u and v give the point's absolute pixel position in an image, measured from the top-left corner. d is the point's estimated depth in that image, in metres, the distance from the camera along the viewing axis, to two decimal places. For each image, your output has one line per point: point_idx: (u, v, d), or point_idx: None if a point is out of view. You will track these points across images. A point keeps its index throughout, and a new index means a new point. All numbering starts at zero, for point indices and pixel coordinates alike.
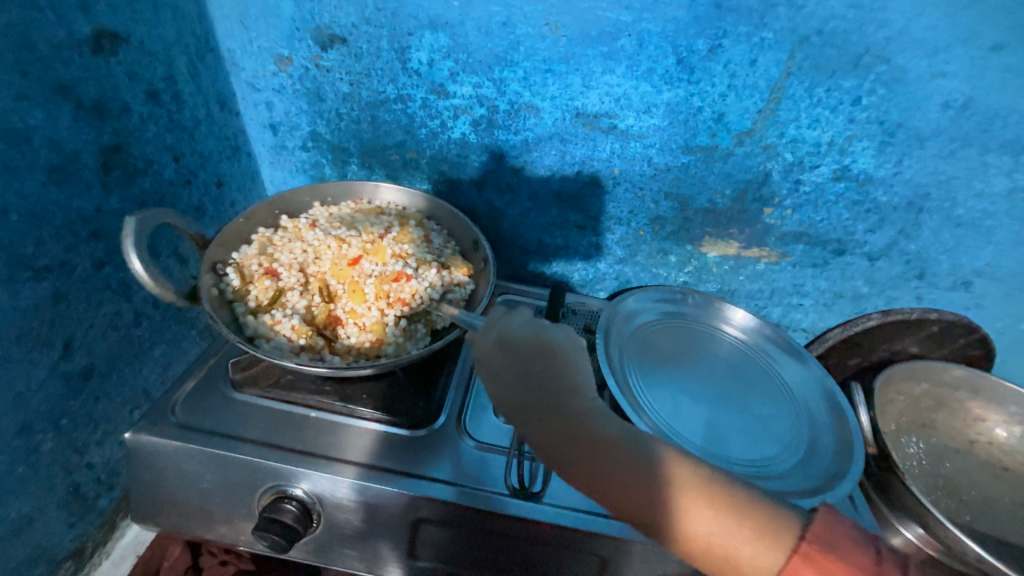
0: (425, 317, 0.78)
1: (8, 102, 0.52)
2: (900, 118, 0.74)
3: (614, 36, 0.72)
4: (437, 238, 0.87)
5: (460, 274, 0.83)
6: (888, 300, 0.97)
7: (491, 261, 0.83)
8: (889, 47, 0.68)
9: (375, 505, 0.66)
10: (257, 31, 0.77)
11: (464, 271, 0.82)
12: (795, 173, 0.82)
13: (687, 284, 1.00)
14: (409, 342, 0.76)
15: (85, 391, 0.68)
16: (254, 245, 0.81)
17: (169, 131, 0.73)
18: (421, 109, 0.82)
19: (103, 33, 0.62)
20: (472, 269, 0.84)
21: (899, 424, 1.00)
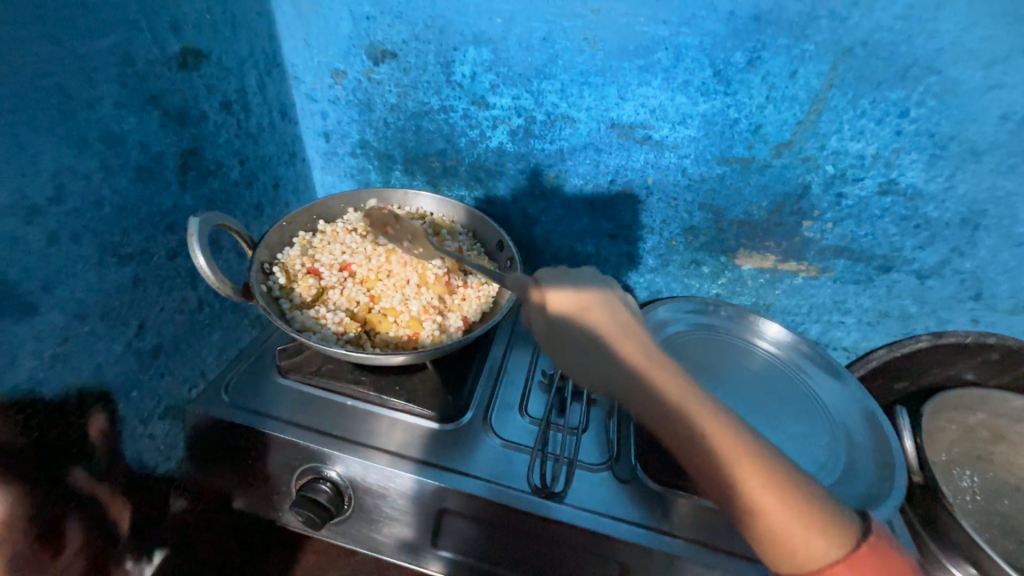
0: (458, 311, 0.83)
1: (110, 110, 0.60)
2: (953, 131, 0.71)
3: (651, 50, 0.74)
4: (466, 242, 0.91)
5: (488, 273, 0.88)
6: (939, 321, 0.92)
7: (517, 260, 0.87)
8: (940, 58, 0.66)
9: (403, 492, 0.69)
10: (317, 47, 0.84)
11: (491, 270, 0.88)
12: (837, 187, 0.80)
13: (720, 296, 0.99)
14: (443, 336, 0.80)
15: (152, 368, 0.75)
16: (298, 246, 0.87)
17: (237, 136, 0.81)
18: (462, 119, 0.87)
19: (188, 51, 0.70)
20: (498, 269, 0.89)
21: (950, 455, 0.94)
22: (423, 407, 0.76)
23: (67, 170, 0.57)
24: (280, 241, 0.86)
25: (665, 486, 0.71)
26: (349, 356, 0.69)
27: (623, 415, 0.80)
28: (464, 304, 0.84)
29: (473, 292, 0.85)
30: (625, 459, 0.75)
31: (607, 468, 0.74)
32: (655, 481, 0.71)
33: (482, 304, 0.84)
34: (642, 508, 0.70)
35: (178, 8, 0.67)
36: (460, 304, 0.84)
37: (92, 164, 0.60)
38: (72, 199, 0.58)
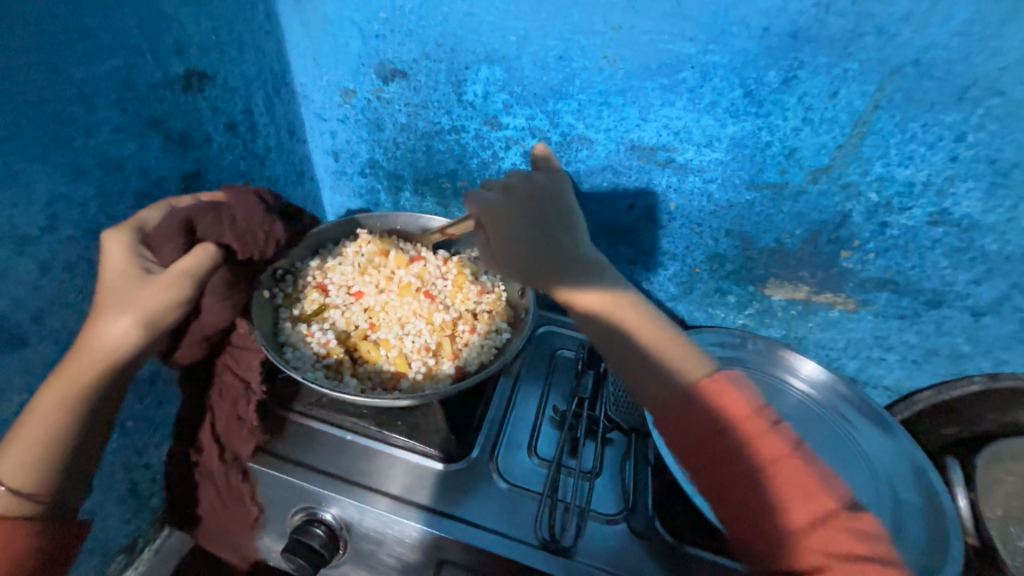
0: (456, 357, 0.78)
1: (108, 136, 0.59)
2: (1017, 157, 0.63)
3: (675, 69, 0.69)
4: (486, 279, 0.87)
5: (498, 321, 0.82)
6: (995, 362, 0.83)
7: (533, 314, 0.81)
8: (1003, 78, 0.59)
9: (401, 539, 0.65)
10: (327, 66, 0.82)
11: (503, 318, 0.82)
12: (881, 216, 0.73)
13: (746, 327, 0.92)
14: (432, 379, 0.75)
15: (150, 397, 0.73)
16: (315, 260, 0.85)
17: (243, 158, 0.79)
18: (474, 139, 0.83)
19: (193, 73, 0.68)
20: (512, 313, 0.83)
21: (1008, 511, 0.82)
22: (426, 446, 0.72)
23: (61, 199, 0.56)
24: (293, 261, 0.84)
25: (684, 541, 0.65)
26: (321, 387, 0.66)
27: (641, 458, 0.75)
28: (463, 351, 0.79)
29: (476, 339, 0.80)
30: (641, 509, 0.69)
31: (622, 520, 0.68)
32: (674, 535, 0.66)
33: (483, 356, 0.78)
34: (659, 569, 0.64)
35: (182, 30, 0.65)
36: (460, 350, 0.79)
37: (89, 191, 0.59)
38: (65, 228, 0.57)
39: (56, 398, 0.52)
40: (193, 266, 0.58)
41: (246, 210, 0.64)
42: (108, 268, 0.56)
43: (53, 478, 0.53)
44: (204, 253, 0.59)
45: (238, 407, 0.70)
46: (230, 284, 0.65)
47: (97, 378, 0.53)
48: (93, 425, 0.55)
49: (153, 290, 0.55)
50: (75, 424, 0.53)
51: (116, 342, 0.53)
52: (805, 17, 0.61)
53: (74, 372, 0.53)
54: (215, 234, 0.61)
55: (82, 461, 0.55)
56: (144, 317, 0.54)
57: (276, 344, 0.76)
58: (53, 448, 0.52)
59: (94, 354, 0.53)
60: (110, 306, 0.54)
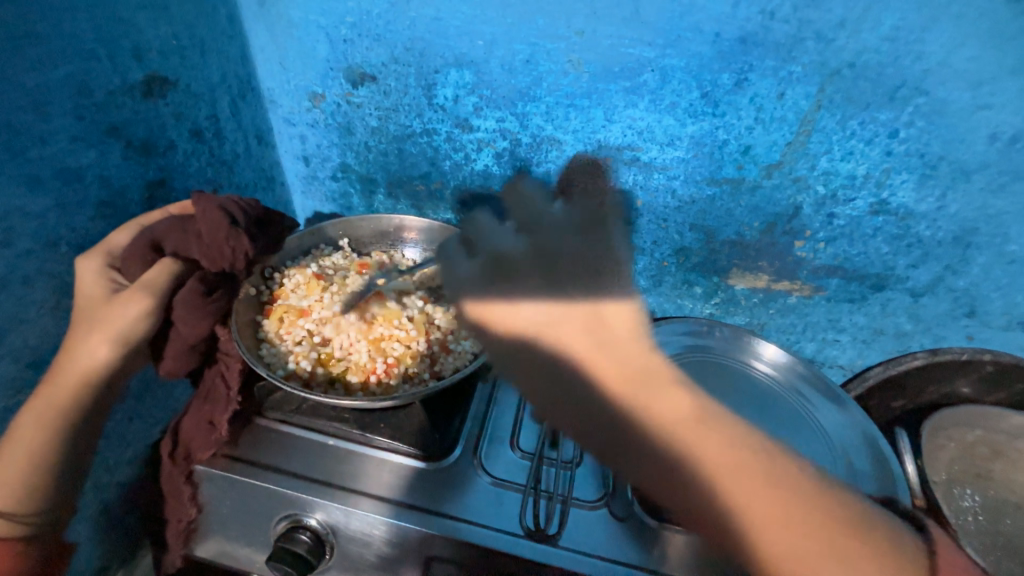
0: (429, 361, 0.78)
1: (64, 144, 0.57)
2: (943, 151, 0.70)
3: (637, 72, 0.72)
4: None
5: None
6: (934, 338, 0.91)
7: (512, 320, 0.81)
8: (928, 79, 0.66)
9: (387, 539, 0.66)
10: (293, 71, 0.82)
11: None
12: (828, 207, 0.79)
13: (713, 316, 0.97)
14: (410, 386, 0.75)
15: (119, 412, 0.71)
16: (307, 260, 0.87)
17: (209, 164, 0.78)
18: (446, 141, 0.84)
19: (154, 79, 0.67)
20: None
21: (950, 474, 0.88)
22: (408, 445, 0.72)
23: (17, 211, 0.54)
24: (280, 263, 0.85)
25: (661, 521, 0.68)
26: (289, 389, 0.66)
27: None
28: (439, 354, 0.79)
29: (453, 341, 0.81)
30: (621, 494, 0.71)
31: (603, 505, 0.70)
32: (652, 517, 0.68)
33: (458, 360, 0.79)
34: (639, 549, 0.67)
35: (141, 35, 0.64)
36: (435, 353, 0.79)
37: (47, 203, 0.57)
38: (24, 241, 0.56)
39: (35, 419, 0.54)
40: (159, 280, 0.60)
41: (213, 229, 0.62)
42: (81, 291, 0.58)
43: (36, 498, 0.55)
44: (167, 267, 0.61)
45: (212, 411, 0.71)
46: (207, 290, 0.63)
47: (77, 393, 0.56)
48: (76, 442, 0.57)
49: (122, 305, 0.57)
50: (58, 443, 0.55)
51: (88, 357, 0.56)
52: (752, 24, 0.66)
53: (54, 392, 0.55)
54: (183, 249, 0.62)
55: (64, 479, 0.57)
56: (114, 333, 0.56)
57: (254, 339, 0.77)
58: (38, 471, 0.54)
59: (76, 373, 0.55)
60: (82, 324, 0.57)
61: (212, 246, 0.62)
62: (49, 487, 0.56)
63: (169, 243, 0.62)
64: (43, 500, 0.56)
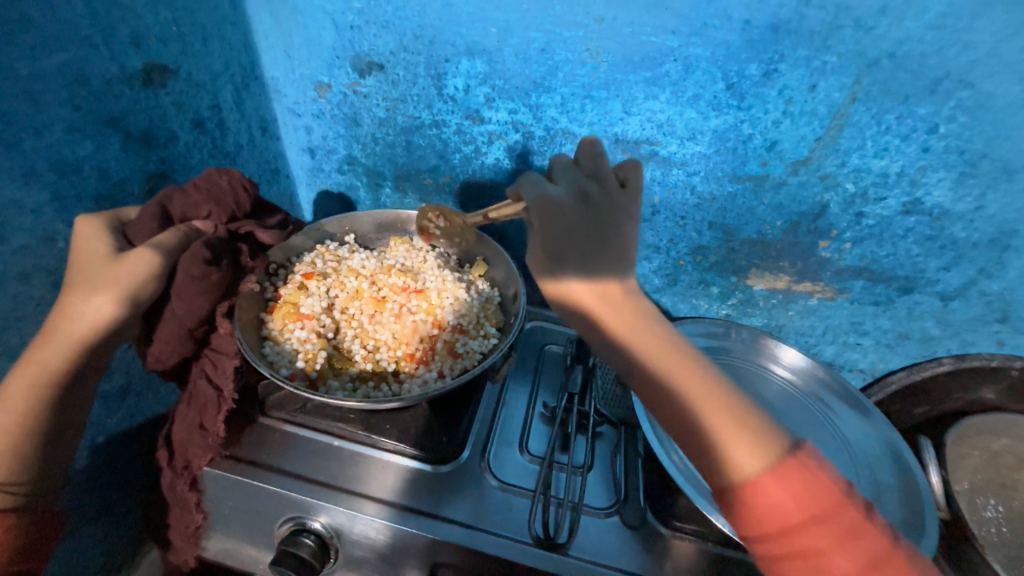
0: (440, 359, 0.76)
1: (61, 135, 0.55)
2: (985, 148, 0.66)
3: (659, 61, 0.68)
4: (484, 283, 0.84)
5: (489, 326, 0.80)
6: (962, 343, 0.87)
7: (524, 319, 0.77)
8: (973, 70, 0.61)
9: (392, 543, 0.64)
10: (298, 59, 0.78)
11: (494, 322, 0.80)
12: (857, 206, 0.75)
13: (730, 317, 0.93)
14: (420, 384, 0.73)
15: (122, 409, 0.70)
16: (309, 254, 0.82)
17: (212, 156, 0.76)
18: (455, 134, 0.81)
19: (153, 67, 0.64)
20: (502, 319, 0.80)
21: (973, 483, 0.84)
22: (415, 448, 0.70)
23: (12, 206, 0.53)
24: (282, 256, 0.79)
25: (672, 528, 0.66)
26: (293, 389, 0.64)
27: (630, 450, 0.75)
28: (449, 353, 0.77)
29: (463, 340, 0.78)
30: (633, 502, 0.69)
31: (615, 513, 0.68)
32: (662, 523, 0.67)
33: (468, 360, 0.76)
34: (649, 559, 0.65)
35: (140, 21, 0.61)
36: (445, 352, 0.77)
37: (43, 197, 0.55)
38: (19, 237, 0.54)
39: (24, 389, 0.52)
40: (168, 242, 0.60)
41: (223, 212, 0.66)
42: (81, 251, 0.56)
43: (30, 468, 0.53)
44: (179, 233, 0.62)
45: (204, 416, 0.66)
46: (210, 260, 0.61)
47: (72, 361, 0.54)
48: (70, 412, 0.55)
49: (131, 265, 0.56)
50: (51, 414, 0.53)
51: (93, 318, 0.54)
52: (786, 9, 0.62)
53: (44, 358, 0.53)
54: (191, 213, 0.64)
55: (58, 450, 0.55)
56: (120, 294, 0.55)
57: (258, 338, 0.74)
58: (28, 439, 0.52)
59: (66, 335, 0.53)
60: (81, 286, 0.54)
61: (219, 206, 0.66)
62: (43, 454, 0.54)
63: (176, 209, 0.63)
64: (36, 469, 0.54)
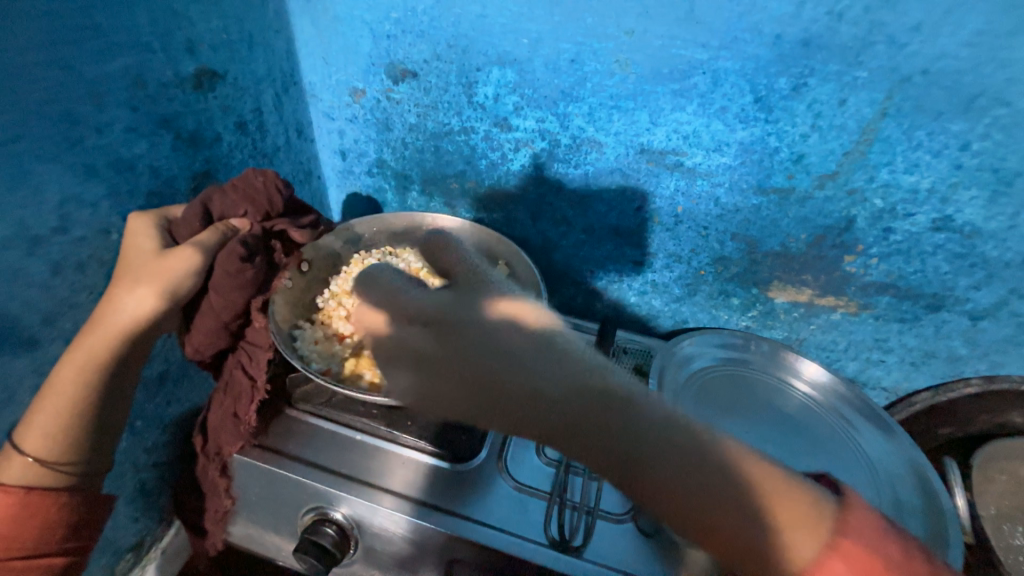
0: None
1: (120, 135, 0.59)
2: (1020, 166, 0.65)
3: (687, 74, 0.69)
4: None
5: None
6: (991, 364, 0.85)
7: None
8: (1009, 88, 0.61)
9: (409, 537, 0.66)
10: (336, 65, 0.82)
11: None
12: (885, 221, 0.74)
13: (750, 329, 0.93)
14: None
15: (159, 395, 0.73)
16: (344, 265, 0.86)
17: (252, 157, 0.79)
18: (483, 140, 0.83)
19: (204, 72, 0.68)
20: None
21: (1000, 509, 0.81)
22: (433, 445, 0.72)
23: (74, 199, 0.56)
24: (315, 256, 0.80)
25: (686, 537, 0.66)
26: (323, 382, 0.67)
27: None
28: None
29: None
30: (648, 509, 0.69)
31: (629, 519, 0.68)
32: (678, 533, 0.66)
33: None
34: (664, 567, 0.65)
35: (194, 28, 0.65)
36: None
37: (101, 191, 0.59)
38: (78, 228, 0.58)
39: (73, 374, 0.55)
40: (209, 240, 0.62)
41: (258, 212, 0.69)
42: (133, 247, 0.60)
43: (77, 448, 0.56)
44: (219, 230, 0.65)
45: (237, 405, 0.70)
46: (244, 256, 0.64)
47: (115, 350, 0.57)
48: (113, 398, 0.58)
49: (173, 261, 0.59)
50: (96, 399, 0.57)
51: (135, 309, 0.57)
52: (818, 25, 0.62)
53: (91, 346, 0.56)
54: (230, 211, 0.67)
55: (101, 433, 0.58)
56: (162, 288, 0.58)
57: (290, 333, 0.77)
58: (73, 421, 0.55)
59: (110, 324, 0.56)
60: (128, 279, 0.58)
61: (255, 205, 0.69)
62: (87, 437, 0.57)
63: (217, 208, 0.66)
64: (83, 450, 0.57)
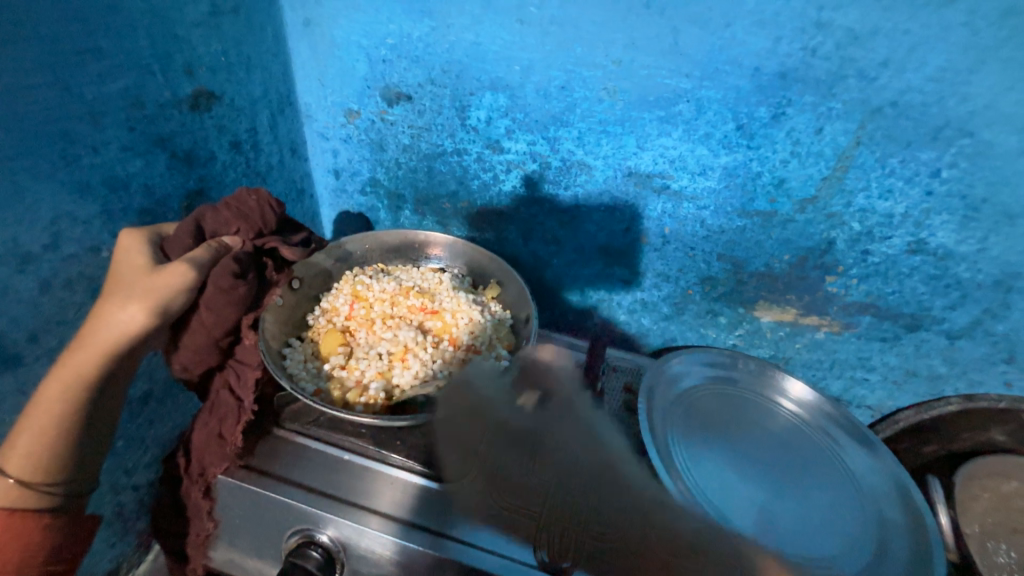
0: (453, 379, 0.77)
1: (115, 154, 0.59)
2: (987, 193, 0.68)
3: (672, 102, 0.72)
4: (496, 306, 0.87)
5: (500, 349, 0.82)
6: (969, 383, 0.87)
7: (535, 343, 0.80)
8: (973, 120, 0.64)
9: (398, 560, 0.65)
10: (331, 87, 0.84)
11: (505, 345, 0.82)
12: (863, 244, 0.77)
13: (737, 348, 0.94)
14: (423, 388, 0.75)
15: (143, 415, 0.72)
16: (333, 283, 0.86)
17: (246, 175, 0.80)
18: (475, 162, 0.85)
19: (201, 93, 0.69)
20: (513, 342, 0.83)
21: (984, 526, 0.81)
22: (423, 465, 0.71)
23: (66, 217, 0.56)
24: (306, 273, 0.81)
25: None
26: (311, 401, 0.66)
27: None
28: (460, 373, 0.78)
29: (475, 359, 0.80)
30: None
31: None
32: None
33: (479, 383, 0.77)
34: None
35: (193, 51, 0.66)
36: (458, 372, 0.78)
37: (94, 209, 0.59)
38: (69, 245, 0.58)
39: (60, 390, 0.54)
40: (202, 257, 0.63)
41: (250, 230, 0.69)
42: (124, 262, 0.59)
43: (61, 468, 0.55)
44: (212, 248, 0.65)
45: (224, 424, 0.69)
46: (238, 273, 0.64)
47: (104, 366, 0.56)
48: (99, 415, 0.57)
49: (166, 276, 0.59)
50: (82, 416, 0.56)
51: (125, 325, 0.56)
52: (794, 59, 0.66)
53: (79, 363, 0.55)
54: (222, 229, 0.68)
55: (86, 452, 0.57)
56: (154, 305, 0.58)
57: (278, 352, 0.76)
58: (58, 440, 0.54)
59: (100, 340, 0.56)
60: (119, 294, 0.57)
61: (247, 223, 0.69)
62: (71, 456, 0.56)
63: (210, 225, 0.67)
64: (66, 470, 0.55)
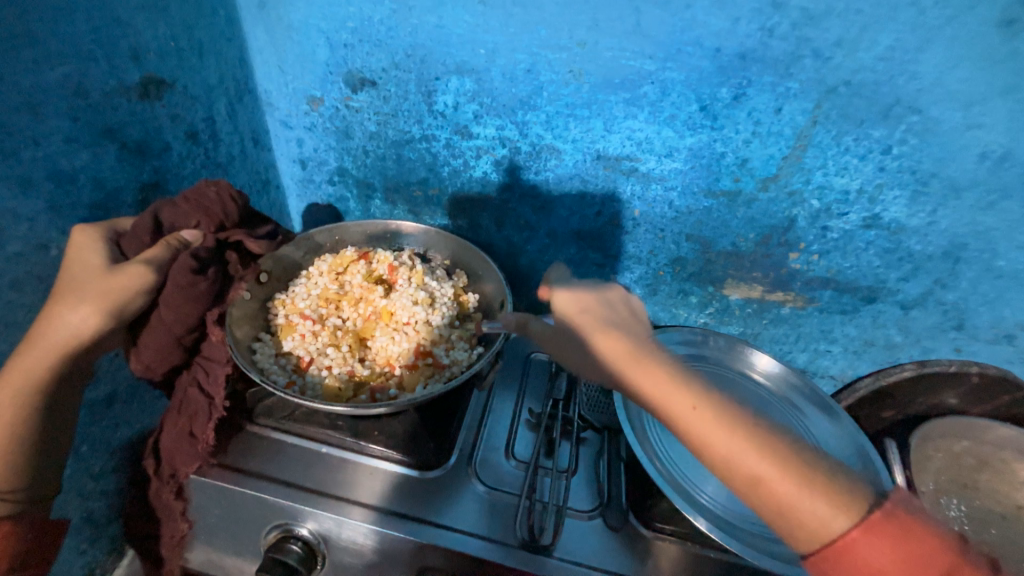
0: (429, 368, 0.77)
1: (58, 146, 0.56)
2: (935, 168, 0.71)
3: (637, 84, 0.73)
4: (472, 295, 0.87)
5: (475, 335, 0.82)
6: (923, 350, 0.91)
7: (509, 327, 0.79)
8: (921, 98, 0.67)
9: (378, 548, 0.65)
10: (292, 74, 0.81)
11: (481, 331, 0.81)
12: (822, 220, 0.80)
13: (708, 326, 0.97)
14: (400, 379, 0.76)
15: (107, 418, 0.70)
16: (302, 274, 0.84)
17: (204, 167, 0.77)
18: (445, 148, 0.84)
19: (150, 80, 0.66)
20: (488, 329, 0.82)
21: (937, 483, 0.87)
22: (400, 454, 0.71)
23: (8, 214, 0.53)
24: (274, 266, 0.81)
25: (654, 530, 0.68)
26: (283, 394, 0.64)
27: (613, 455, 0.77)
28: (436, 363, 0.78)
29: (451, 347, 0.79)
30: (615, 505, 0.71)
31: (597, 515, 0.70)
32: (645, 526, 0.69)
33: (454, 371, 0.77)
34: (632, 560, 0.66)
35: (139, 36, 0.63)
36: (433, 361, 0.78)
37: (38, 205, 0.56)
38: (14, 244, 0.55)
39: (9, 397, 0.52)
40: (159, 257, 0.60)
41: (211, 222, 0.66)
42: (74, 260, 0.57)
43: (19, 474, 0.53)
44: (169, 244, 0.62)
45: (194, 423, 0.67)
46: (197, 269, 0.62)
47: (58, 369, 0.54)
48: (54, 420, 0.55)
49: (124, 277, 0.57)
50: (38, 422, 0.54)
51: (78, 327, 0.54)
52: (752, 39, 0.67)
53: (27, 368, 0.53)
54: (181, 222, 0.65)
55: (43, 457, 0.55)
56: (109, 306, 0.56)
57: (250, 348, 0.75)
58: (12, 448, 0.52)
59: (51, 342, 0.54)
60: (69, 295, 0.55)
61: (207, 215, 0.65)
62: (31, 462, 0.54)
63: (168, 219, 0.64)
64: (25, 478, 0.54)
